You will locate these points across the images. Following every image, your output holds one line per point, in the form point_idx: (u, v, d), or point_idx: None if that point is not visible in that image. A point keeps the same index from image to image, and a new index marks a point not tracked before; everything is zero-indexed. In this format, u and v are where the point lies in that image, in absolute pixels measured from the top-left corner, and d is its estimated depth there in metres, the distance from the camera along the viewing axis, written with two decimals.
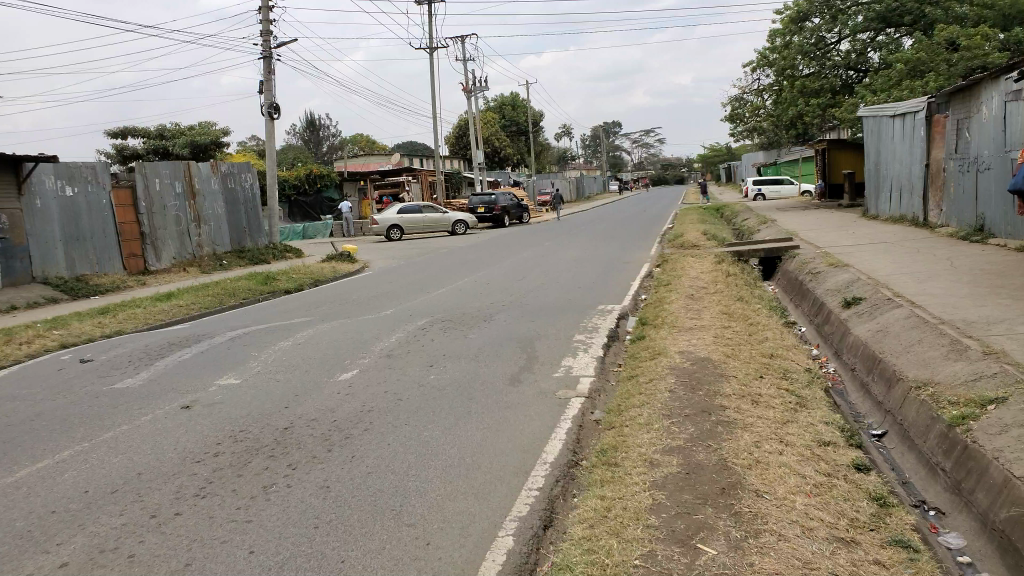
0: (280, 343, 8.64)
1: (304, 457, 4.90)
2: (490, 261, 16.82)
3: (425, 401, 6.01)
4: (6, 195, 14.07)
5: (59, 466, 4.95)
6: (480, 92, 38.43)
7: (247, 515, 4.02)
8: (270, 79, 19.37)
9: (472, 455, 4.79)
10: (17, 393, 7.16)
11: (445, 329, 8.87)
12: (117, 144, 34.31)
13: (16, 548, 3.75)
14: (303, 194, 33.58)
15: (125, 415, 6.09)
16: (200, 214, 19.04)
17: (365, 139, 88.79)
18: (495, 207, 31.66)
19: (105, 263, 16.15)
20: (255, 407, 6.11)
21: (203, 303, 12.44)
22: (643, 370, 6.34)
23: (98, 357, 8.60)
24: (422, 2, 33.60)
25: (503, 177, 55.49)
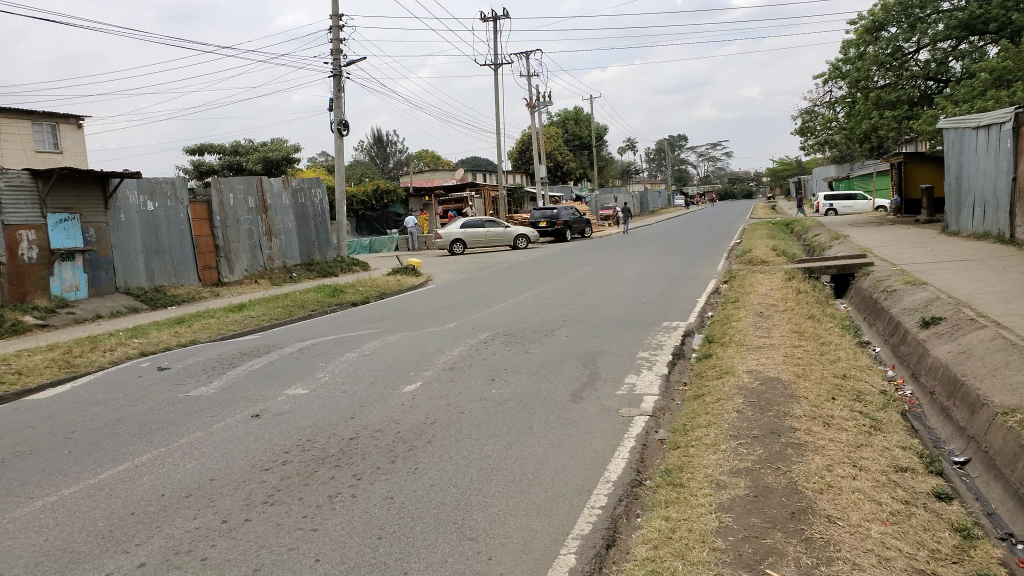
0: (346, 355, 8.80)
1: (369, 467, 4.97)
2: (554, 275, 16.85)
3: (486, 415, 6.03)
4: (93, 210, 14.81)
5: (138, 469, 5.15)
6: (544, 107, 38.67)
7: (313, 524, 4.09)
8: (340, 97, 19.91)
9: (533, 471, 4.77)
10: (101, 398, 7.50)
11: (507, 343, 8.88)
12: (195, 160, 35.79)
13: (97, 548, 3.91)
14: (370, 209, 34.14)
15: (199, 422, 6.29)
16: (272, 228, 19.65)
17: (430, 155, 90.25)
18: (557, 221, 31.66)
19: (182, 275, 16.78)
20: (323, 417, 6.24)
21: (273, 314, 12.80)
22: (709, 389, 6.21)
23: (175, 365, 8.92)
24: (488, 19, 34.13)
25: (565, 192, 55.58)
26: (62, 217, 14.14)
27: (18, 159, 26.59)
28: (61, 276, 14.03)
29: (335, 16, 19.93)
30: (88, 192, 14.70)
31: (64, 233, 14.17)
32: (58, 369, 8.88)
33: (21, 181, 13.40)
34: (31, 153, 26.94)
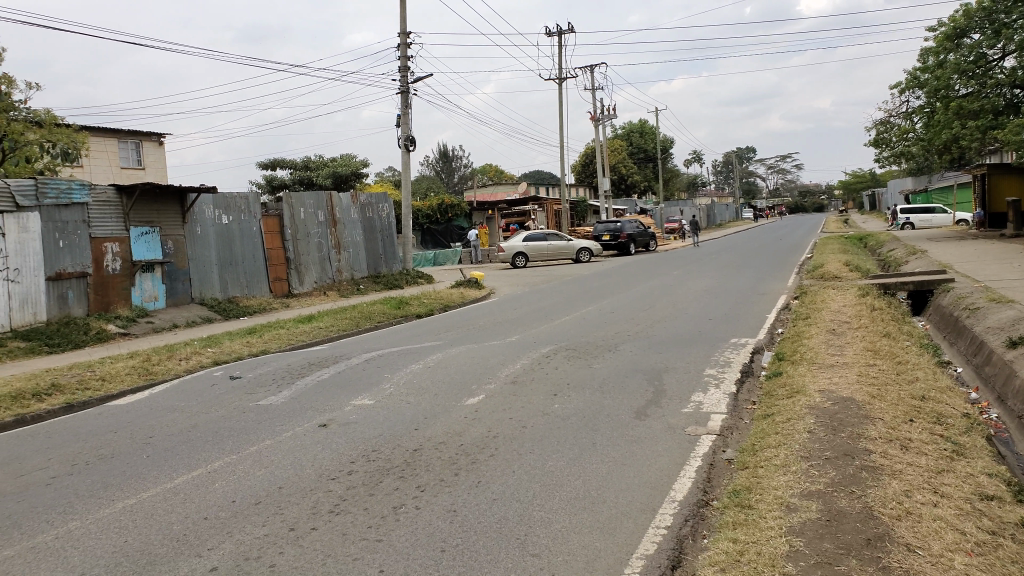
0: (411, 367, 8.89)
1: (432, 479, 5.01)
2: (619, 289, 16.73)
3: (549, 430, 6.01)
4: (172, 224, 15.45)
5: (210, 475, 5.32)
6: (608, 120, 38.61)
7: (377, 535, 4.14)
8: (407, 113, 20.29)
9: (597, 489, 4.72)
10: (177, 405, 7.76)
11: (570, 358, 8.85)
12: (268, 176, 36.99)
13: (173, 550, 4.04)
14: (435, 223, 34.63)
15: (268, 430, 6.45)
16: (340, 242, 20.12)
17: (494, 169, 91.01)
18: (621, 235, 31.42)
19: (254, 287, 17.32)
20: (388, 427, 6.32)
21: (341, 326, 13.06)
22: (779, 409, 6.03)
23: (246, 375, 9.18)
24: (553, 33, 34.36)
25: (628, 204, 55.28)
26: (143, 230, 14.77)
27: (104, 176, 27.98)
28: (142, 286, 14.66)
29: (403, 34, 20.35)
30: (167, 207, 15.33)
31: (145, 246, 14.78)
32: (137, 376, 9.25)
33: (107, 196, 14.05)
34: (117, 170, 28.31)
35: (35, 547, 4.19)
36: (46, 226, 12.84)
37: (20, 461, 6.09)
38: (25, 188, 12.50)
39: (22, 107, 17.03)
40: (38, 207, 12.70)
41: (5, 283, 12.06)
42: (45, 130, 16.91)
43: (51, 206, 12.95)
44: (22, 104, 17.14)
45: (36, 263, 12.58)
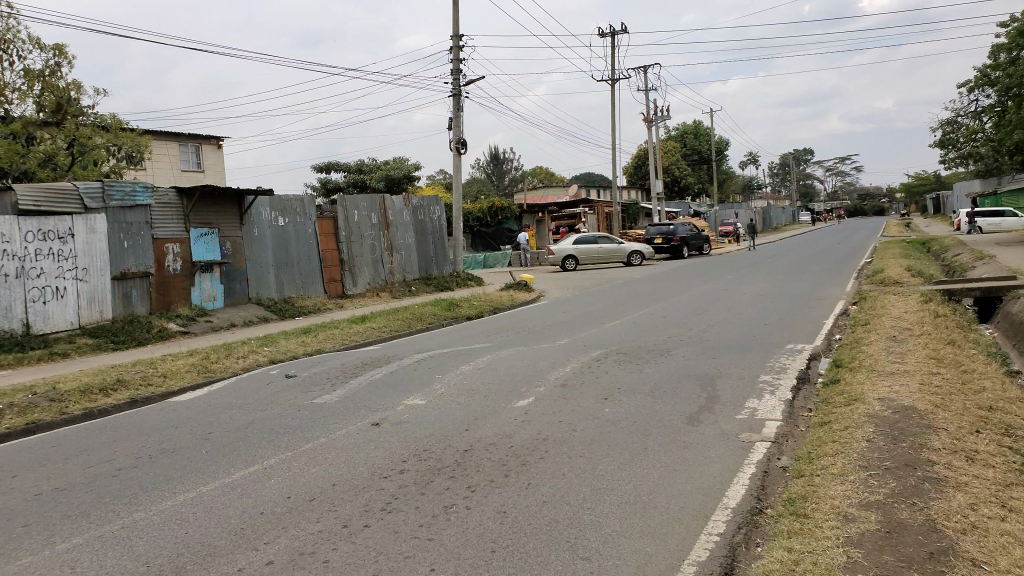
0: (461, 368, 8.94)
1: (483, 480, 5.03)
2: (671, 292, 16.56)
3: (600, 434, 5.98)
4: (231, 226, 15.86)
5: (266, 471, 5.44)
6: (661, 122, 38.25)
7: (429, 533, 4.18)
8: (459, 116, 20.44)
9: (648, 493, 4.68)
10: (234, 403, 7.97)
11: (620, 362, 8.79)
12: (322, 178, 37.70)
13: (232, 543, 4.15)
14: (486, 225, 34.81)
15: (322, 429, 6.57)
16: (393, 244, 20.38)
17: (545, 172, 91.02)
18: (673, 237, 31.10)
19: (309, 287, 17.67)
20: (438, 428, 6.38)
21: (392, 326, 13.22)
22: (836, 417, 5.89)
23: (301, 374, 9.37)
24: (606, 34, 34.24)
25: (681, 207, 54.68)
26: (203, 231, 15.20)
27: (167, 178, 28.90)
28: (201, 286, 15.08)
29: (455, 37, 20.53)
30: (226, 209, 15.74)
31: (204, 247, 15.21)
32: (196, 373, 9.52)
33: (168, 198, 14.49)
34: (178, 172, 29.22)
35: (102, 536, 4.34)
36: (112, 227, 13.31)
37: (87, 454, 6.33)
38: (92, 190, 12.98)
39: (90, 113, 17.80)
40: (104, 208, 13.17)
41: (73, 282, 12.56)
42: (112, 134, 17.59)
43: (116, 208, 13.42)
44: (91, 110, 17.90)
45: (103, 263, 13.06)
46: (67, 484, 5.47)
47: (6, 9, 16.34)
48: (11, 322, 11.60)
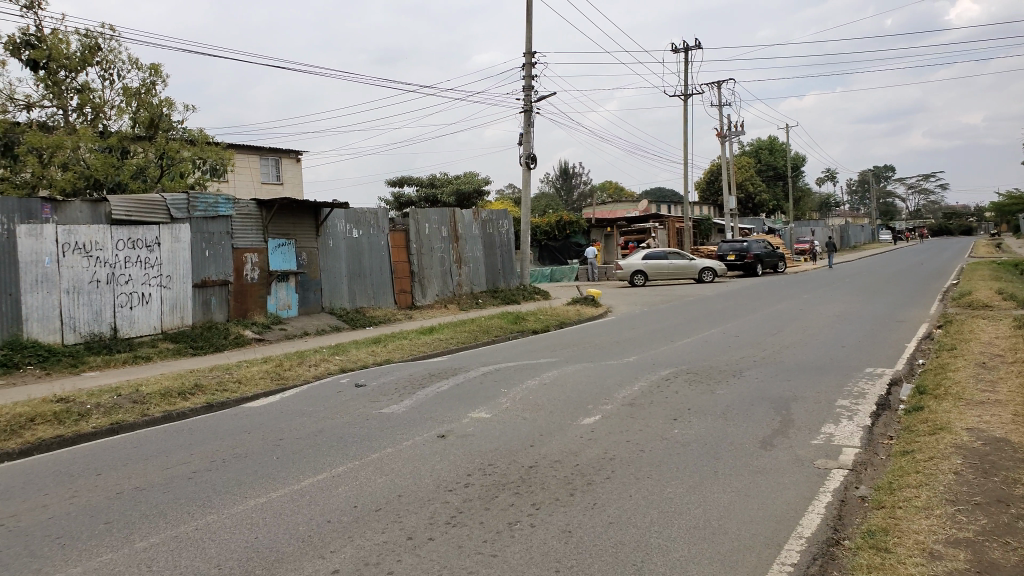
0: (527, 383, 8.90)
1: (548, 498, 4.98)
2: (743, 311, 16.17)
3: (669, 456, 5.85)
4: (307, 237, 16.28)
5: (335, 479, 5.53)
6: (735, 137, 37.62)
7: (492, 549, 4.15)
8: (530, 131, 20.53)
9: (718, 519, 4.54)
10: (306, 410, 8.14)
11: (690, 382, 8.60)
12: (395, 192, 38.44)
13: (299, 551, 4.21)
14: (554, 239, 34.82)
15: (389, 439, 6.63)
16: (461, 257, 20.57)
17: (615, 187, 90.55)
18: (747, 255, 30.42)
19: (379, 298, 17.98)
20: (504, 442, 6.37)
21: (459, 338, 13.31)
22: (920, 446, 5.62)
23: (370, 383, 9.50)
24: (680, 49, 33.98)
25: (755, 224, 53.50)
26: (281, 242, 15.63)
27: (248, 190, 29.95)
28: (277, 295, 15.53)
29: (528, 54, 20.68)
30: (303, 221, 16.18)
31: (281, 257, 15.65)
32: (270, 380, 9.78)
33: (249, 210, 14.99)
34: (258, 184, 30.24)
35: (177, 537, 4.48)
36: (195, 237, 13.84)
37: (166, 455, 6.55)
38: (178, 201, 13.52)
39: (180, 127, 18.52)
40: (188, 219, 13.70)
41: (158, 289, 13.11)
42: (198, 148, 18.27)
43: (200, 218, 13.94)
44: (181, 125, 18.63)
45: (185, 271, 13.59)
46: (146, 484, 5.67)
47: (109, 31, 17.28)
48: (100, 326, 12.17)
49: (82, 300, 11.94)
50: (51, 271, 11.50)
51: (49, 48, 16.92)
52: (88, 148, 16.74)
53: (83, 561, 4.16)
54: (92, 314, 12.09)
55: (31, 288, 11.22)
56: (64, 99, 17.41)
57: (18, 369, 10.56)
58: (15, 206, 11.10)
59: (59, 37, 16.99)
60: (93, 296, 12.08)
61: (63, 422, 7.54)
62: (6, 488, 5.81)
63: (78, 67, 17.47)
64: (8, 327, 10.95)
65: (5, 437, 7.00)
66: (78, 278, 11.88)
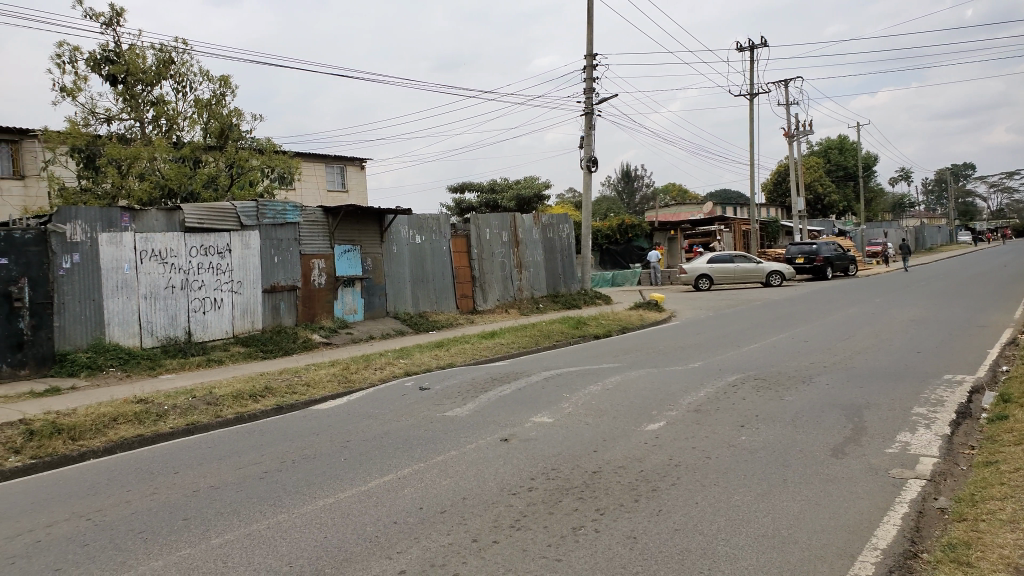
0: (590, 388, 8.87)
1: (612, 503, 4.95)
2: (811, 316, 15.74)
3: (736, 463, 5.74)
4: (372, 243, 16.59)
5: (401, 481, 5.61)
6: (803, 137, 36.73)
7: (557, 554, 4.15)
8: (591, 134, 20.47)
9: (787, 528, 4.43)
10: (372, 413, 8.29)
11: (758, 389, 8.41)
12: (457, 198, 38.82)
13: (367, 551, 4.28)
14: (616, 243, 34.59)
15: (453, 442, 6.70)
16: (522, 261, 20.63)
17: (679, 189, 89.42)
18: (816, 257, 29.62)
19: (442, 303, 18.18)
20: (567, 447, 6.35)
21: (521, 343, 13.34)
22: (1004, 457, 5.37)
23: (434, 387, 9.60)
24: (745, 48, 33.42)
25: (825, 226, 52.08)
26: (347, 248, 15.96)
27: (314, 198, 30.66)
28: (343, 300, 15.86)
29: (589, 57, 20.63)
30: (368, 227, 16.49)
31: (347, 263, 15.97)
32: (337, 383, 9.99)
33: (316, 217, 15.36)
34: (324, 192, 30.94)
35: (250, 535, 4.62)
36: (264, 244, 14.26)
37: (239, 455, 6.77)
38: (248, 209, 13.96)
39: (248, 137, 19.09)
40: (258, 226, 14.13)
41: (229, 294, 13.56)
42: (266, 156, 18.86)
43: (269, 225, 14.36)
44: (249, 135, 19.20)
45: (256, 277, 14.02)
46: (221, 482, 5.86)
47: (182, 44, 17.97)
48: (176, 330, 12.66)
49: (159, 305, 12.44)
50: (130, 277, 12.01)
51: (127, 63, 17.71)
52: (163, 159, 17.49)
53: (163, 556, 4.34)
54: (169, 318, 12.58)
55: (112, 294, 11.76)
56: (140, 112, 18.22)
57: (101, 370, 11.07)
58: (97, 215, 11.63)
59: (136, 52, 17.79)
60: (169, 301, 12.57)
61: (143, 422, 7.86)
62: (91, 484, 6.09)
63: (154, 80, 18.23)
64: (91, 330, 11.48)
65: (90, 436, 7.34)
66: (155, 283, 12.38)
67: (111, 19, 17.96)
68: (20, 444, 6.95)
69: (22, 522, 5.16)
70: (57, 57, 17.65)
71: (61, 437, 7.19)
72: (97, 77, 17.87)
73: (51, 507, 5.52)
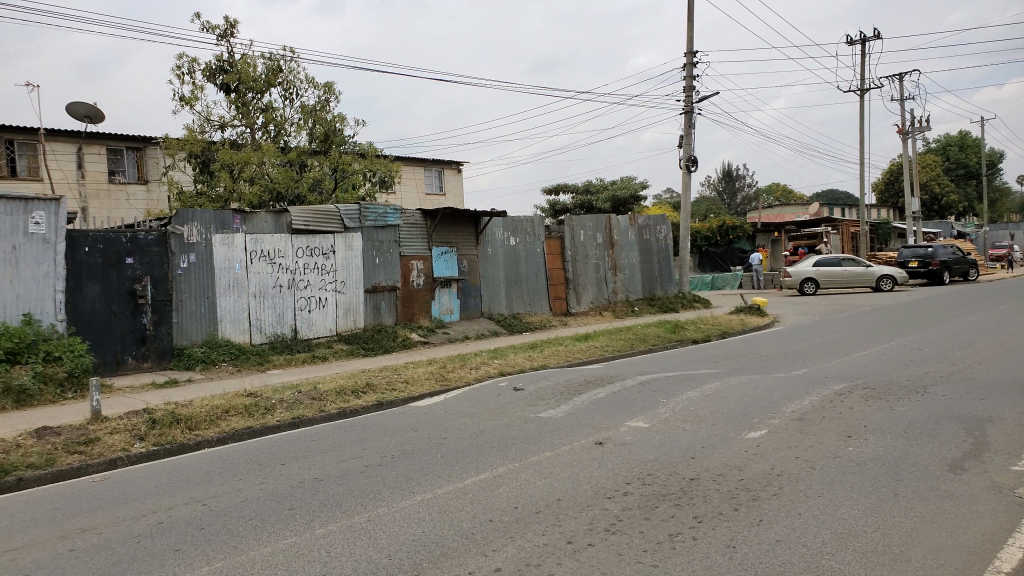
0: (688, 393, 8.68)
1: (710, 511, 4.82)
2: (926, 323, 14.85)
3: (844, 474, 5.49)
4: (468, 244, 16.83)
5: (496, 479, 5.67)
6: (919, 133, 34.79)
7: (653, 560, 4.09)
8: (690, 134, 20.07)
9: (900, 545, 4.20)
10: (467, 411, 8.41)
11: (867, 398, 8.02)
12: (553, 199, 38.85)
13: (465, 547, 4.34)
14: (715, 245, 33.73)
15: (548, 442, 6.71)
16: (617, 263, 20.45)
17: (783, 190, 86.43)
18: (932, 262, 28.03)
19: (536, 305, 18.25)
20: (664, 452, 6.24)
21: (617, 346, 13.23)
22: None
23: (528, 388, 9.62)
24: (856, 41, 31.94)
25: (943, 228, 49.11)
26: (444, 250, 16.24)
27: (413, 201, 31.32)
28: (440, 300, 16.16)
29: (689, 54, 20.22)
30: (464, 229, 16.73)
31: (444, 264, 16.25)
32: (435, 381, 10.19)
33: (415, 219, 15.71)
34: (422, 195, 31.63)
35: (352, 527, 4.76)
36: (366, 245, 14.71)
37: (341, 449, 7.01)
38: (351, 212, 14.43)
39: (351, 141, 19.73)
40: (360, 228, 14.58)
41: (333, 294, 14.07)
42: (368, 161, 19.48)
43: (370, 228, 14.79)
44: (352, 139, 19.86)
45: (358, 277, 14.48)
46: (325, 474, 6.09)
47: (290, 52, 18.80)
48: (283, 327, 13.23)
49: (268, 303, 13.03)
50: (241, 276, 12.63)
51: (239, 72, 18.67)
52: (272, 163, 18.32)
53: (271, 542, 4.53)
54: (277, 316, 13.16)
55: (225, 292, 12.40)
56: (251, 118, 19.14)
57: (215, 365, 11.69)
58: (211, 218, 12.29)
59: (247, 61, 18.73)
60: (277, 299, 13.14)
61: (252, 415, 8.25)
62: (205, 472, 6.45)
63: (264, 88, 19.13)
64: (206, 327, 12.15)
65: (205, 426, 7.75)
66: (264, 283, 12.98)
67: (225, 31, 18.98)
68: (144, 431, 7.43)
69: (146, 505, 5.51)
70: (177, 68, 18.84)
71: (179, 426, 7.63)
72: (213, 86, 18.92)
73: (171, 491, 5.87)
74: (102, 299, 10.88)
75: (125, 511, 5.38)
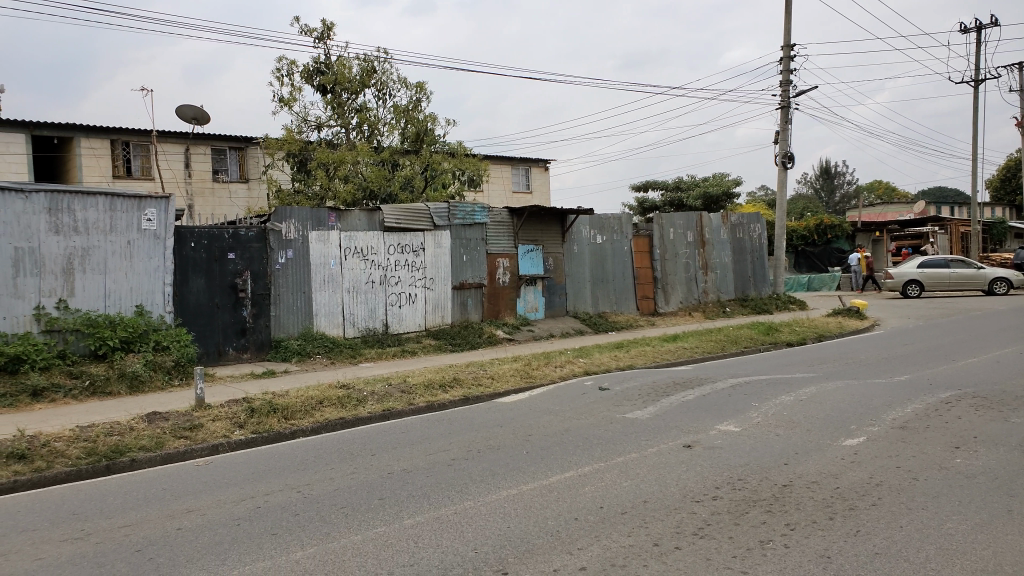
0: (781, 398, 8.40)
1: (804, 519, 4.65)
2: None
3: (950, 487, 5.19)
4: (555, 242, 16.82)
5: (582, 478, 5.65)
6: None
7: (743, 566, 3.98)
8: (787, 129, 19.43)
9: (1012, 565, 3.94)
10: (552, 409, 8.41)
11: (978, 408, 7.55)
12: (643, 197, 38.38)
13: (549, 544, 4.34)
14: (812, 245, 32.57)
15: (634, 444, 6.64)
16: (708, 262, 20.01)
17: (887, 187, 82.56)
18: None
19: (622, 304, 18.09)
20: (755, 457, 6.06)
21: (705, 348, 12.94)
22: None
23: (614, 388, 9.53)
24: (970, 29, 30.13)
25: None
26: (530, 247, 16.27)
27: (501, 199, 31.56)
28: (526, 298, 16.25)
29: (786, 47, 19.57)
30: (551, 226, 16.72)
31: (531, 262, 16.30)
32: (520, 378, 10.24)
33: (502, 217, 15.81)
34: (510, 193, 31.84)
35: (439, 518, 4.84)
36: (455, 242, 14.91)
37: (429, 442, 7.14)
38: (441, 211, 14.66)
39: (442, 141, 20.03)
40: (449, 226, 14.79)
41: (422, 290, 14.35)
42: (457, 159, 19.68)
43: (459, 226, 14.99)
44: (442, 139, 20.15)
45: (446, 274, 14.71)
46: (413, 467, 6.21)
47: (383, 54, 19.26)
48: (374, 322, 13.59)
49: (360, 299, 13.40)
50: (335, 272, 13.04)
51: (336, 73, 19.25)
52: (365, 162, 18.81)
53: (362, 531, 4.65)
54: (368, 312, 13.52)
55: (320, 287, 12.83)
56: (346, 118, 19.73)
57: (309, 357, 12.11)
58: (308, 215, 12.71)
59: (343, 63, 19.28)
60: (369, 295, 13.51)
61: (345, 406, 8.50)
62: (300, 460, 6.71)
63: (358, 89, 19.67)
64: (302, 320, 12.61)
65: (300, 416, 8.03)
66: (357, 279, 13.36)
67: (322, 34, 19.61)
68: (243, 419, 7.76)
69: (244, 489, 5.77)
70: (277, 71, 19.64)
71: (276, 415, 7.95)
72: (310, 87, 19.61)
73: (267, 477, 6.12)
74: (206, 292, 11.44)
75: (225, 494, 5.65)
